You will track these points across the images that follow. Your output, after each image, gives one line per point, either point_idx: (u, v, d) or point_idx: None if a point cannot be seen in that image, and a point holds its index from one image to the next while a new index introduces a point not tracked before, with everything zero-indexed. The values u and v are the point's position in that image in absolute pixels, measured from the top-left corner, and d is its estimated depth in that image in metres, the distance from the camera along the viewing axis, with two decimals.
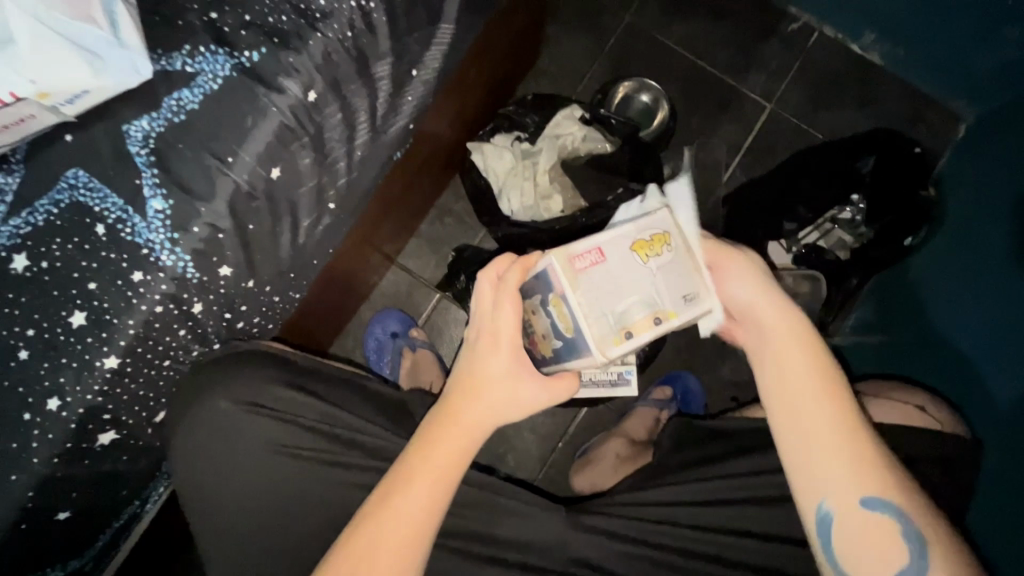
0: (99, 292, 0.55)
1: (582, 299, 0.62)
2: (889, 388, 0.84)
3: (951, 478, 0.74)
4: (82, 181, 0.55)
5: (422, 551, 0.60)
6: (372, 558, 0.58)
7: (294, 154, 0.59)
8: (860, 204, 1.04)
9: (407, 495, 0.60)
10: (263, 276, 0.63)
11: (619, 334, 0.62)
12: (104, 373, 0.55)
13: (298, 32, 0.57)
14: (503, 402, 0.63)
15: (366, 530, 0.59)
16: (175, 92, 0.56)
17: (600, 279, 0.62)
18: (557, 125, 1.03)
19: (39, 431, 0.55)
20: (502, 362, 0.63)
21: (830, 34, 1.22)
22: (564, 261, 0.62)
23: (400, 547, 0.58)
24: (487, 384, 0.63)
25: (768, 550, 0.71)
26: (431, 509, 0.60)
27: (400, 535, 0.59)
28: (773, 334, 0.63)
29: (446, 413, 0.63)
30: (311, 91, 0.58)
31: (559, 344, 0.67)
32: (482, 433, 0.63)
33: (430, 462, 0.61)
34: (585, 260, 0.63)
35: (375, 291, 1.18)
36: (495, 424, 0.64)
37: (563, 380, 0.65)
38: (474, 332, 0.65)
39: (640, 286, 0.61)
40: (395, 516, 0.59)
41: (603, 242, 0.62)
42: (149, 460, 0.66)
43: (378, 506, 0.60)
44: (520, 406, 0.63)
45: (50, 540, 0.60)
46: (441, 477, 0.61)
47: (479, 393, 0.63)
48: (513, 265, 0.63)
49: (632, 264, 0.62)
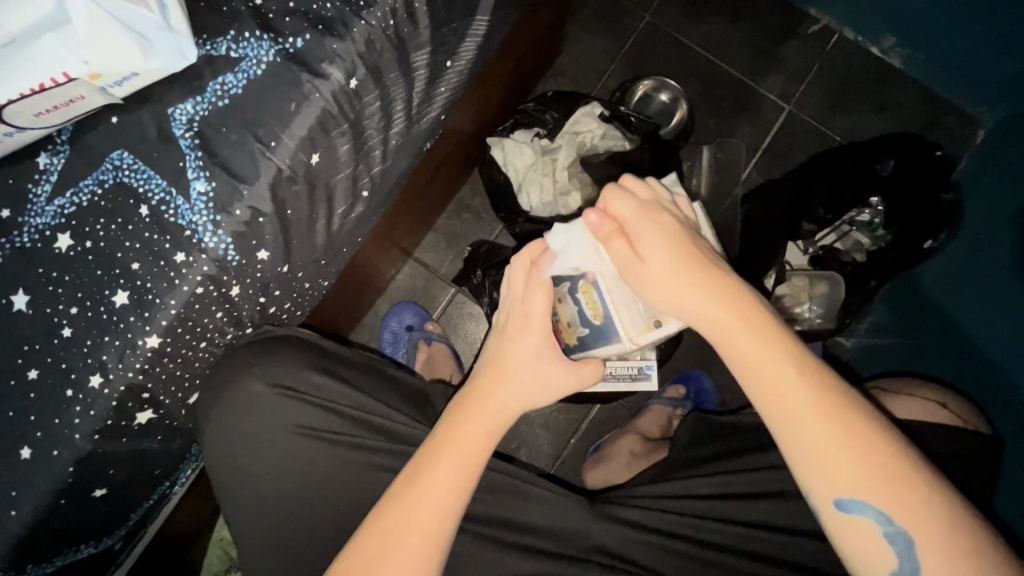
0: (142, 272, 0.56)
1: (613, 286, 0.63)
2: (910, 385, 0.85)
3: (970, 477, 0.74)
4: (126, 162, 0.56)
5: (448, 532, 0.60)
6: (401, 538, 0.58)
7: (334, 140, 0.59)
8: (879, 206, 1.05)
9: (433, 476, 0.60)
10: (298, 261, 0.64)
11: (648, 323, 0.63)
12: (146, 352, 0.56)
13: (343, 19, 0.57)
14: (531, 386, 0.63)
15: (396, 509, 0.59)
16: (220, 76, 0.56)
17: None
18: (577, 122, 1.04)
19: (81, 408, 0.55)
20: (532, 344, 0.63)
21: (851, 36, 1.22)
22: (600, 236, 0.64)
23: (428, 527, 0.59)
24: (517, 366, 0.63)
25: (788, 542, 0.71)
26: (459, 490, 0.60)
27: (428, 513, 0.59)
28: (717, 299, 0.53)
29: (476, 396, 0.63)
30: (353, 78, 0.58)
31: (585, 332, 0.69)
32: (509, 416, 0.64)
33: (458, 443, 0.61)
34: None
35: (391, 284, 1.19)
36: (522, 408, 0.64)
37: (589, 365, 0.65)
38: (505, 315, 0.65)
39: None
40: (423, 495, 0.59)
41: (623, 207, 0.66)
42: (181, 441, 0.67)
43: (406, 486, 0.60)
44: (549, 390, 0.63)
45: (85, 517, 0.61)
46: (467, 459, 0.61)
47: (509, 376, 0.63)
48: (548, 250, 0.63)
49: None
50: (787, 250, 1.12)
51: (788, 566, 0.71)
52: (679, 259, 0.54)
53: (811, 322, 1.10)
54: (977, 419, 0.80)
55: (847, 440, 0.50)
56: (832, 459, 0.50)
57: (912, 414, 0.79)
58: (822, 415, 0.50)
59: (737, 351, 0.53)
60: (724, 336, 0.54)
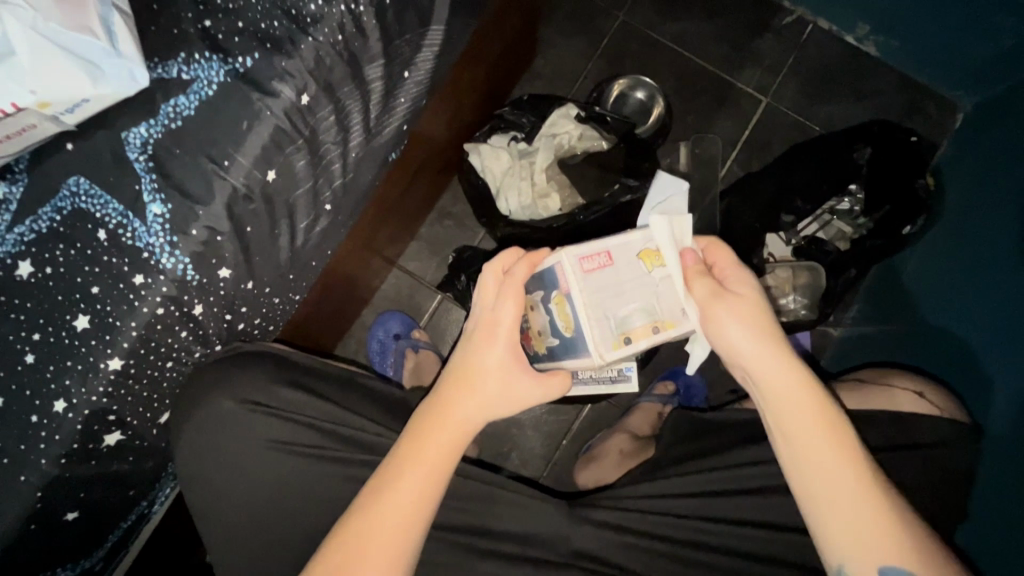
0: (102, 296, 0.56)
1: (587, 300, 0.63)
2: (888, 375, 0.85)
3: (947, 462, 0.74)
4: (83, 188, 0.57)
5: (415, 541, 0.60)
6: (369, 548, 0.58)
7: (289, 156, 0.60)
8: (858, 194, 1.05)
9: (396, 488, 0.60)
10: (263, 277, 0.64)
11: (618, 338, 0.64)
12: (108, 374, 0.57)
13: (290, 38, 0.58)
14: (497, 398, 0.63)
15: (361, 524, 0.59)
16: (172, 99, 0.57)
17: (606, 282, 0.64)
18: (554, 125, 1.03)
19: (46, 432, 0.56)
20: (499, 354, 0.63)
21: (825, 26, 1.23)
22: (574, 261, 0.63)
23: (393, 537, 0.59)
24: (485, 376, 0.63)
25: (765, 538, 0.72)
26: (427, 498, 0.61)
27: (391, 523, 0.59)
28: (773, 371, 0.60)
29: (442, 406, 0.63)
30: (304, 94, 0.59)
31: (555, 342, 0.69)
32: (476, 426, 0.64)
33: (424, 452, 0.62)
34: (593, 262, 0.64)
35: (377, 293, 1.19)
36: (487, 419, 0.64)
37: (556, 377, 0.65)
38: (472, 322, 0.65)
39: (643, 297, 0.64)
40: (390, 504, 0.60)
41: (611, 246, 0.64)
42: (154, 461, 0.67)
43: (372, 496, 0.61)
44: (512, 401, 0.63)
45: (61, 541, 0.62)
46: (431, 470, 0.61)
47: (475, 387, 0.63)
48: (522, 260, 0.63)
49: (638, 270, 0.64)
50: (767, 240, 1.10)
51: (768, 562, 0.71)
52: (761, 335, 0.60)
53: (796, 314, 1.07)
54: (955, 409, 0.79)
55: (858, 506, 0.57)
56: (837, 511, 0.57)
57: (889, 407, 0.79)
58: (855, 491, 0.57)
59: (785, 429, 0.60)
60: (779, 390, 0.60)
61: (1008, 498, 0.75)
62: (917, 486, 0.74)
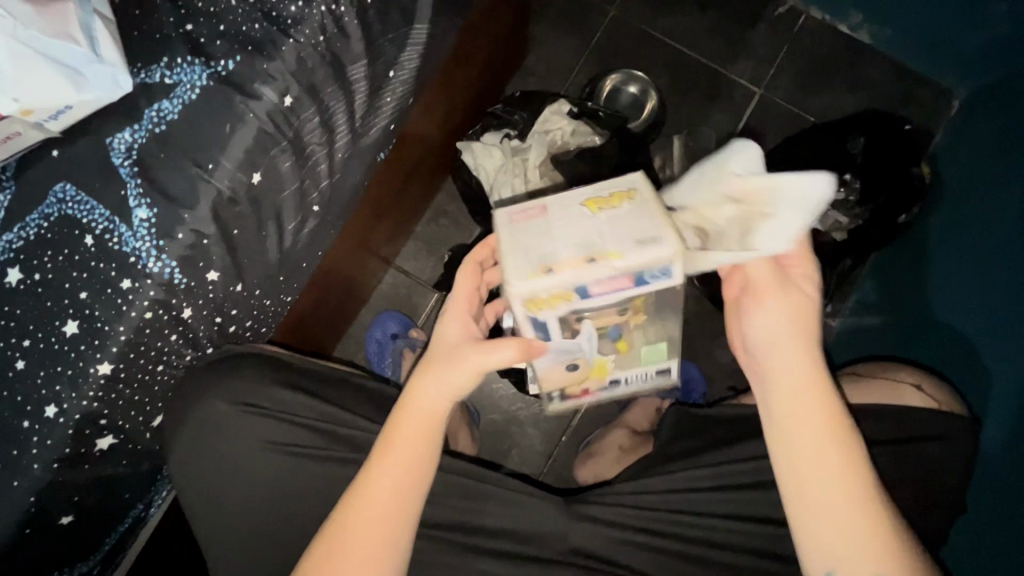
0: (90, 301, 0.57)
1: (510, 241, 0.54)
2: (886, 367, 0.84)
3: (946, 454, 0.74)
4: (69, 194, 0.57)
5: (401, 532, 0.62)
6: (356, 543, 0.60)
7: (274, 158, 0.60)
8: (854, 184, 1.00)
9: (377, 483, 0.62)
10: (252, 280, 0.64)
11: (536, 269, 0.52)
12: (98, 379, 0.57)
13: (272, 39, 0.58)
14: (446, 370, 0.62)
15: (351, 525, 0.61)
16: (155, 103, 0.57)
17: (538, 226, 0.54)
18: (546, 121, 1.03)
19: (38, 437, 0.57)
20: (449, 329, 0.65)
21: (818, 16, 1.22)
22: (504, 215, 0.56)
23: (378, 531, 0.61)
24: (436, 352, 0.64)
25: (761, 532, 0.72)
26: (407, 489, 0.62)
27: (377, 522, 0.61)
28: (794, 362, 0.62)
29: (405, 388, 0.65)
30: (287, 96, 0.59)
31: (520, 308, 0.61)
32: (437, 402, 0.63)
33: (400, 442, 0.63)
34: (525, 214, 0.56)
35: (374, 294, 1.19)
36: (450, 401, 0.63)
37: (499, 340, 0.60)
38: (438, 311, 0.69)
39: (579, 228, 0.53)
40: (372, 497, 0.61)
41: (550, 198, 0.56)
42: (148, 464, 0.68)
43: (358, 491, 0.62)
44: (462, 371, 0.61)
45: (57, 544, 0.62)
46: (406, 458, 0.63)
47: (428, 364, 0.64)
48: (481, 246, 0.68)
49: (579, 217, 0.54)
50: None
51: (763, 556, 0.71)
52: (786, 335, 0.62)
53: None
54: (951, 400, 0.79)
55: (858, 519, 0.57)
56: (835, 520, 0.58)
57: (886, 399, 0.78)
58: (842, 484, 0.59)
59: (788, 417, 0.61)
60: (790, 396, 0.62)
61: (1008, 488, 0.74)
62: (915, 477, 0.74)
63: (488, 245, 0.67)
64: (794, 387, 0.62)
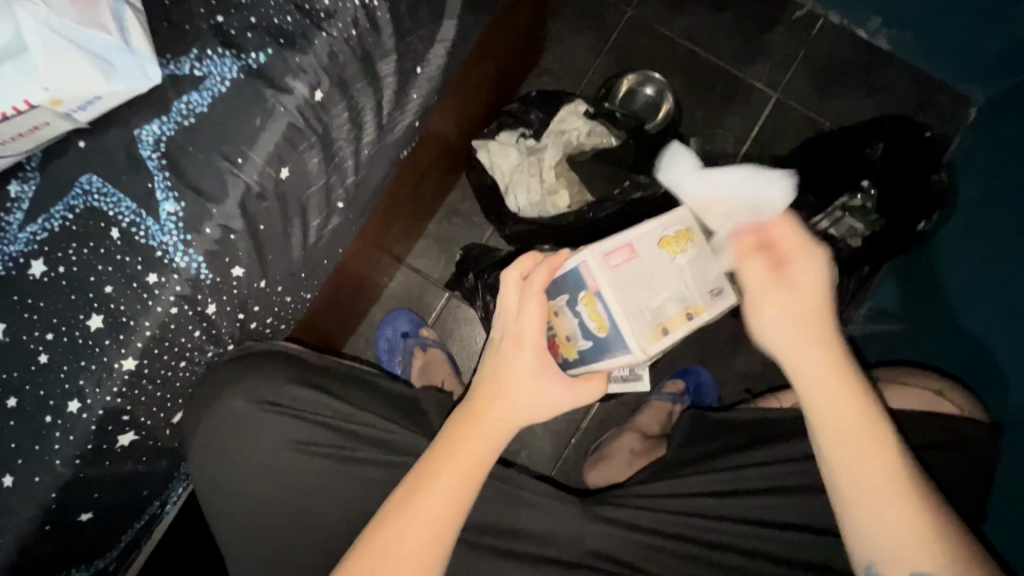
0: (116, 295, 0.56)
1: (617, 297, 0.63)
2: (907, 373, 0.83)
3: (970, 460, 0.73)
4: (95, 186, 0.56)
5: (446, 547, 0.60)
6: (395, 551, 0.59)
7: (303, 153, 0.59)
8: (870, 190, 0.98)
9: (431, 496, 0.60)
10: (276, 277, 0.64)
11: (656, 330, 0.64)
12: (123, 375, 0.56)
13: (304, 33, 0.57)
14: (526, 403, 0.63)
15: (387, 533, 0.60)
16: (184, 96, 0.56)
17: (636, 276, 0.64)
18: (562, 121, 1.02)
19: (61, 433, 0.56)
20: (526, 364, 0.63)
21: (837, 20, 1.21)
22: (599, 259, 0.63)
23: (421, 539, 0.59)
24: (513, 384, 0.63)
25: (788, 539, 0.71)
26: (458, 506, 0.61)
27: (419, 535, 0.59)
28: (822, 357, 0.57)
29: (475, 413, 0.63)
30: (318, 90, 0.58)
31: (586, 345, 0.67)
32: (509, 429, 0.64)
33: (460, 454, 0.62)
34: (618, 257, 0.64)
35: (385, 292, 1.18)
36: (521, 423, 0.64)
37: (590, 382, 0.64)
38: (498, 333, 0.65)
39: (671, 283, 0.65)
40: (420, 509, 0.60)
41: (635, 239, 0.65)
42: (167, 460, 0.67)
43: (406, 498, 0.61)
44: (545, 406, 0.63)
45: (75, 540, 0.62)
46: (466, 477, 0.61)
47: (503, 395, 0.63)
48: (540, 265, 0.62)
49: (665, 263, 0.65)
50: None
51: (790, 564, 0.70)
52: (812, 335, 0.57)
53: None
54: (971, 408, 0.78)
55: (902, 521, 0.54)
56: (883, 522, 0.54)
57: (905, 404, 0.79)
58: (891, 494, 0.54)
59: (827, 416, 0.57)
60: (826, 394, 0.57)
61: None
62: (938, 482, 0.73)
63: (551, 266, 0.62)
64: (824, 389, 0.57)
